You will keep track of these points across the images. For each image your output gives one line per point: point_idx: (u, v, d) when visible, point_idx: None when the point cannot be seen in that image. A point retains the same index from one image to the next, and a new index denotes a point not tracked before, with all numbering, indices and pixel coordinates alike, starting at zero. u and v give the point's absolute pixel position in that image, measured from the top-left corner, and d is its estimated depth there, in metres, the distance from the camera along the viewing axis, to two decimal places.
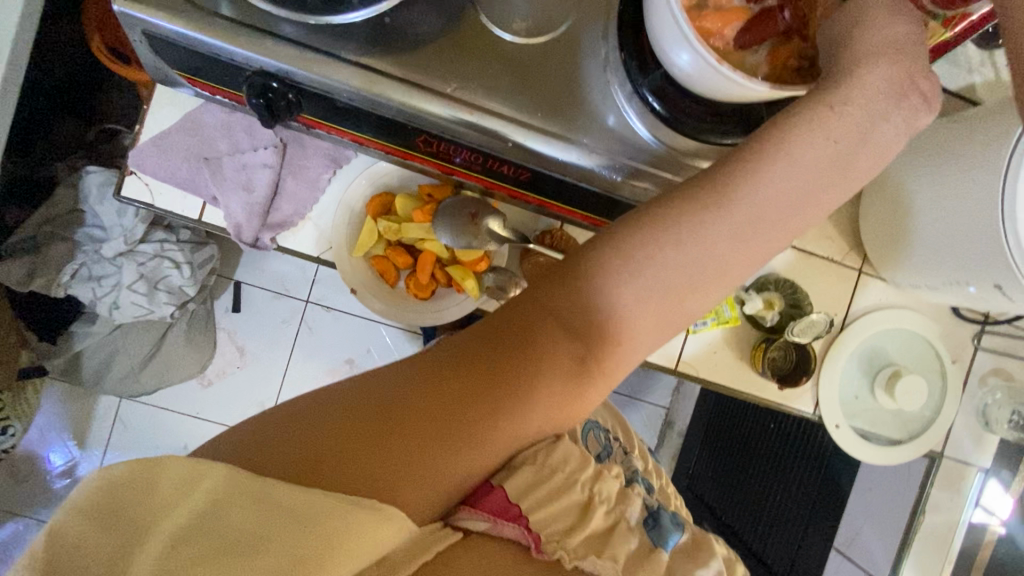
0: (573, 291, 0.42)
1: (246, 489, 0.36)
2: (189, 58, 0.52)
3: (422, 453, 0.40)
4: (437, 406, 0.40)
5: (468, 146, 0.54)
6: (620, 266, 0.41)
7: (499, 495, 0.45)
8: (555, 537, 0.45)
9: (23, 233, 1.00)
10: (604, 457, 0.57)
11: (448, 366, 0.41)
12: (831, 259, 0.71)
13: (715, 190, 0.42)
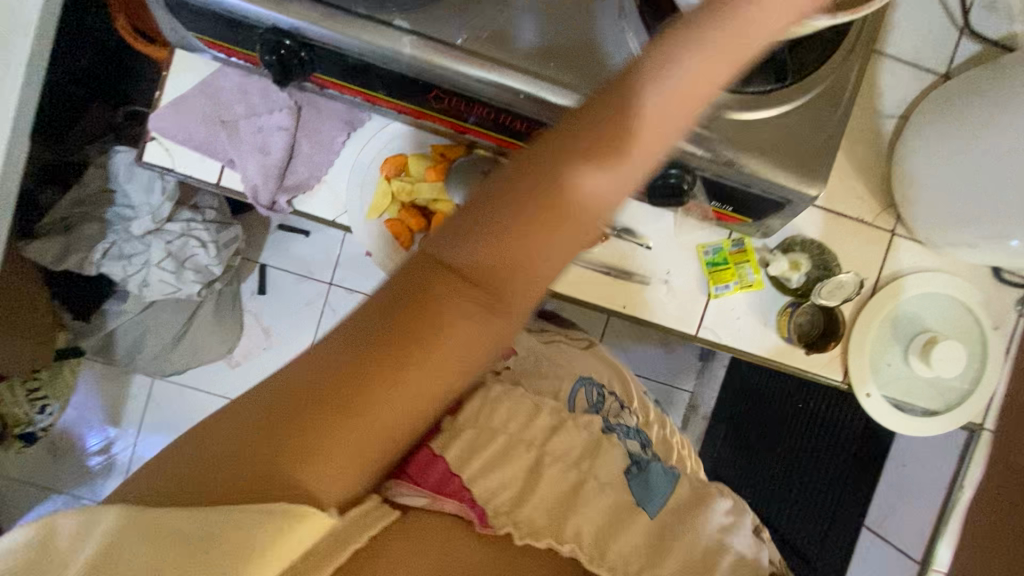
0: (465, 236, 0.35)
1: (142, 530, 0.32)
2: (200, 17, 0.52)
3: (330, 449, 0.35)
4: (331, 395, 0.35)
5: (480, 101, 0.54)
6: (512, 198, 0.35)
7: (437, 469, 0.45)
8: (501, 511, 0.46)
9: (59, 214, 1.05)
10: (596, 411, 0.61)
11: (337, 349, 0.35)
12: (862, 220, 0.67)
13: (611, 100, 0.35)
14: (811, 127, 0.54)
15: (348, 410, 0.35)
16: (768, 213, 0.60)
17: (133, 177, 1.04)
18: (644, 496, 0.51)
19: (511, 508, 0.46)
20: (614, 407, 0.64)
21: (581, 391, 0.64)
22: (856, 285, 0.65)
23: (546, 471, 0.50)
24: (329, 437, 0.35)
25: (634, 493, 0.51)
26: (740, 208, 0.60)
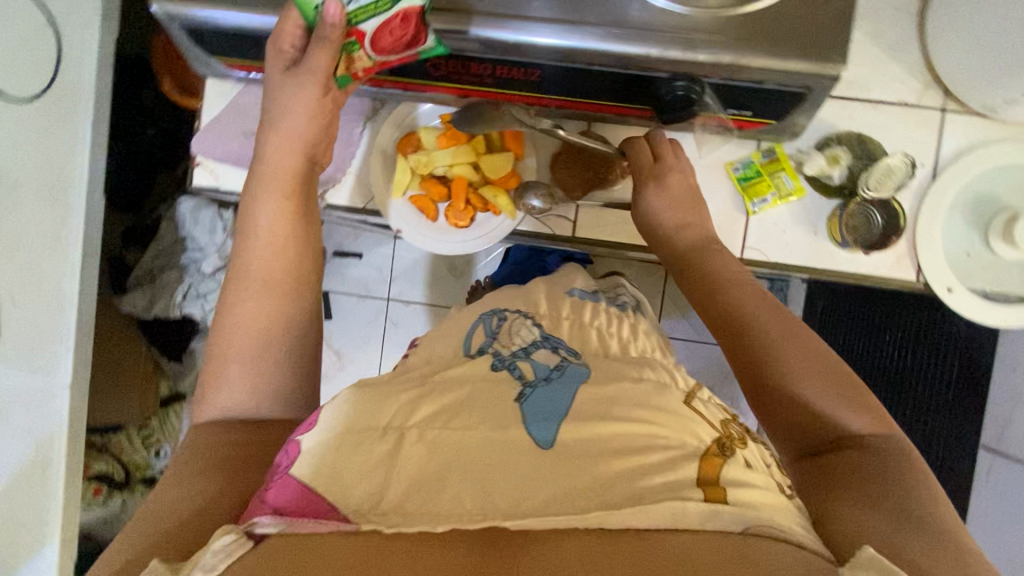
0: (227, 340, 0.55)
1: None
2: (218, 37, 0.57)
3: (153, 535, 0.43)
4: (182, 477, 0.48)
5: (476, 59, 0.55)
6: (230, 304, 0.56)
7: (291, 487, 0.41)
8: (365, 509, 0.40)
9: (144, 268, 1.16)
10: (492, 342, 0.53)
11: (180, 470, 0.50)
12: (904, 103, 0.62)
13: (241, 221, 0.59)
14: (814, 7, 0.51)
15: (164, 512, 0.45)
16: (791, 111, 0.57)
17: (198, 221, 1.12)
18: (537, 429, 0.44)
19: (376, 501, 0.41)
20: (516, 326, 0.56)
21: (477, 327, 0.56)
22: (909, 168, 0.61)
23: (409, 449, 0.43)
24: (152, 530, 0.43)
25: (529, 431, 0.44)
26: (758, 110, 0.57)
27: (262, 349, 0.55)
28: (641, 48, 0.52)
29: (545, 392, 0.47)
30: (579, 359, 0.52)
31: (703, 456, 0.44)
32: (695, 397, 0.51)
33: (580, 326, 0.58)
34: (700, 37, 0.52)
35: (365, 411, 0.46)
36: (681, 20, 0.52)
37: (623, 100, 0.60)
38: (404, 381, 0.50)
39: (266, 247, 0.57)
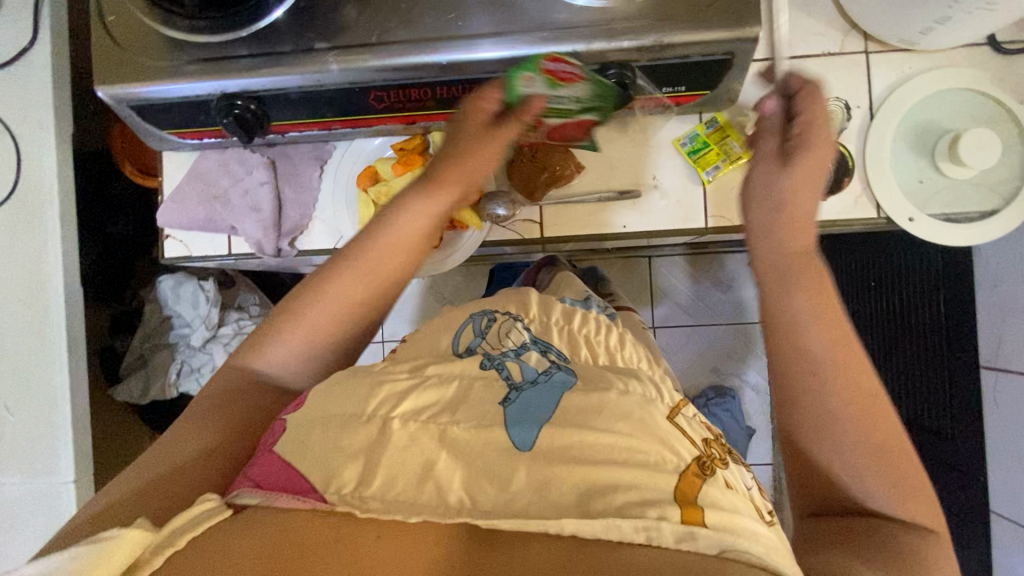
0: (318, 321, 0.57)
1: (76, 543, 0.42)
2: (169, 110, 0.61)
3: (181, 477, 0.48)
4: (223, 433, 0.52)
5: (415, 84, 0.58)
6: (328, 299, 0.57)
7: (272, 467, 0.45)
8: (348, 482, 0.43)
9: (134, 353, 1.16)
10: (483, 338, 0.58)
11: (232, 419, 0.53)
12: (829, 53, 0.65)
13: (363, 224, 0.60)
14: None
15: (175, 460, 0.50)
16: (721, 78, 0.59)
17: (180, 297, 1.14)
18: (517, 433, 0.46)
19: (356, 484, 0.43)
20: (505, 327, 0.60)
21: (467, 326, 0.61)
22: (845, 111, 0.63)
23: (395, 434, 0.46)
24: (178, 472, 0.48)
25: (510, 434, 0.46)
26: (691, 83, 0.59)
27: (328, 338, 0.58)
28: (567, 45, 0.54)
29: (530, 397, 0.49)
30: (567, 363, 0.55)
31: (681, 474, 0.44)
32: (679, 413, 0.51)
33: (569, 332, 0.62)
34: (620, 25, 0.54)
35: (349, 395, 0.49)
36: (599, 12, 0.54)
37: None
38: (391, 368, 0.53)
39: (365, 257, 0.58)
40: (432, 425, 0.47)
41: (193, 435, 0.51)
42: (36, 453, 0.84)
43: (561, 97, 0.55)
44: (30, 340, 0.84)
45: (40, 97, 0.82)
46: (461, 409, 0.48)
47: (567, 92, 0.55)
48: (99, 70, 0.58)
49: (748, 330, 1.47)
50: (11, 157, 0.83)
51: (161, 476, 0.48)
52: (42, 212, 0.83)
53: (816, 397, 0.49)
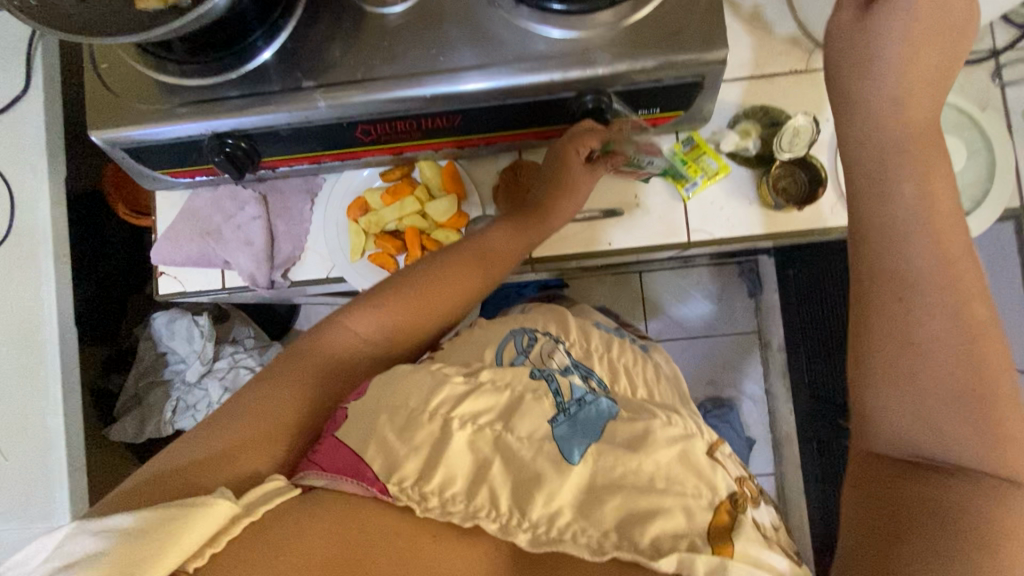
0: (397, 315, 0.59)
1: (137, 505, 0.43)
2: (161, 151, 0.62)
3: (247, 446, 0.48)
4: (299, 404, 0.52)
5: (401, 116, 0.60)
6: (414, 300, 0.60)
7: (340, 454, 0.48)
8: (406, 481, 0.46)
9: (128, 392, 1.16)
10: (524, 358, 0.62)
11: (310, 386, 0.53)
12: (795, 70, 0.68)
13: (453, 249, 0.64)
14: (688, 5, 0.57)
15: (251, 415, 0.50)
16: (695, 99, 0.62)
17: (174, 333, 1.14)
18: (567, 447, 0.51)
19: (417, 479, 0.47)
20: (546, 349, 0.64)
21: (508, 343, 0.65)
22: (813, 125, 0.66)
23: (457, 433, 0.50)
24: (249, 435, 0.48)
25: (558, 447, 0.51)
26: (666, 104, 0.62)
27: (406, 334, 0.60)
28: (545, 74, 0.57)
29: (580, 419, 0.54)
30: (605, 391, 0.61)
31: (716, 509, 0.48)
32: (716, 449, 0.55)
33: (609, 360, 0.69)
34: (595, 53, 0.57)
35: (416, 391, 0.52)
36: (573, 43, 0.57)
37: (544, 125, 0.64)
38: (446, 368, 0.56)
39: (466, 264, 0.62)
40: (487, 430, 0.52)
41: (266, 395, 0.51)
42: (30, 498, 0.83)
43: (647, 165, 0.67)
44: (25, 382, 0.83)
45: (34, 143, 0.84)
46: (517, 417, 0.53)
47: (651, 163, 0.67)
48: (93, 116, 0.60)
49: (742, 341, 1.48)
50: (6, 202, 0.84)
51: (235, 439, 0.48)
52: (36, 255, 0.84)
53: (900, 320, 0.43)
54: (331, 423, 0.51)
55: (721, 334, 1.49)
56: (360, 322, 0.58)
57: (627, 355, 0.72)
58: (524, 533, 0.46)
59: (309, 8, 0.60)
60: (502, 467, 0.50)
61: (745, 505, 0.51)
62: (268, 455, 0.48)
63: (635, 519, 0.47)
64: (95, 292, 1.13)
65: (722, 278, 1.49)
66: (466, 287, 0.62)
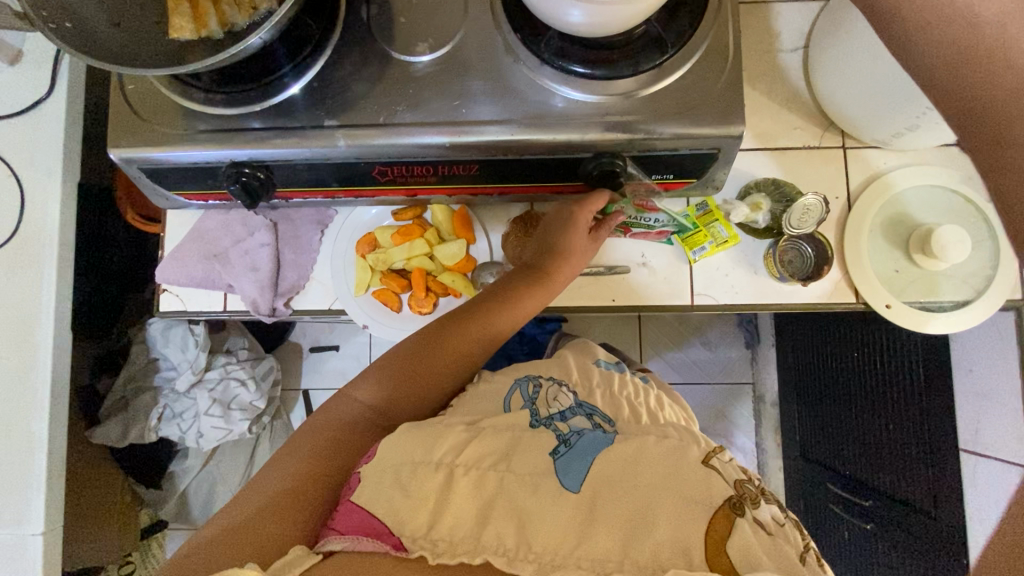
0: (409, 379, 0.62)
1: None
2: (176, 173, 0.62)
3: (272, 513, 0.50)
4: (319, 470, 0.55)
5: (419, 162, 0.61)
6: (423, 362, 0.63)
7: (350, 517, 0.49)
8: (417, 534, 0.47)
9: (115, 395, 1.15)
10: (530, 406, 0.61)
11: (327, 451, 0.56)
12: (808, 145, 0.69)
13: (464, 311, 0.66)
14: (710, 79, 0.58)
15: (273, 489, 0.52)
16: (709, 169, 0.62)
17: (169, 341, 1.13)
18: (568, 476, 0.52)
19: (427, 529, 0.48)
20: (551, 393, 0.63)
21: (515, 392, 0.64)
22: (823, 205, 0.66)
23: (461, 479, 0.52)
24: (273, 504, 0.51)
25: (561, 481, 0.52)
26: (679, 172, 0.62)
27: (418, 394, 0.62)
28: (565, 134, 0.58)
29: (579, 449, 0.55)
30: (612, 425, 0.59)
31: (712, 515, 0.48)
32: (713, 455, 0.54)
33: (612, 394, 0.66)
34: (616, 118, 0.58)
35: (416, 445, 0.54)
36: (593, 107, 0.58)
37: (560, 181, 0.64)
38: (449, 419, 0.58)
39: (473, 320, 0.65)
40: (491, 475, 0.53)
41: (282, 473, 0.54)
42: (5, 503, 0.82)
43: (646, 219, 0.68)
44: (14, 384, 0.83)
45: (51, 147, 0.85)
46: (516, 459, 0.54)
47: (654, 217, 0.68)
48: (115, 134, 0.60)
49: (736, 391, 1.48)
50: (16, 202, 0.84)
51: (259, 510, 0.50)
52: (40, 257, 0.84)
53: None
54: (345, 489, 0.53)
55: (715, 382, 1.48)
56: (373, 389, 0.62)
57: (629, 388, 0.70)
58: (530, 565, 0.46)
59: (338, 47, 0.62)
60: (504, 510, 0.50)
61: (746, 505, 0.50)
62: (289, 526, 0.49)
63: (637, 538, 0.48)
64: (100, 288, 1.11)
65: (721, 326, 1.49)
66: (471, 342, 0.65)
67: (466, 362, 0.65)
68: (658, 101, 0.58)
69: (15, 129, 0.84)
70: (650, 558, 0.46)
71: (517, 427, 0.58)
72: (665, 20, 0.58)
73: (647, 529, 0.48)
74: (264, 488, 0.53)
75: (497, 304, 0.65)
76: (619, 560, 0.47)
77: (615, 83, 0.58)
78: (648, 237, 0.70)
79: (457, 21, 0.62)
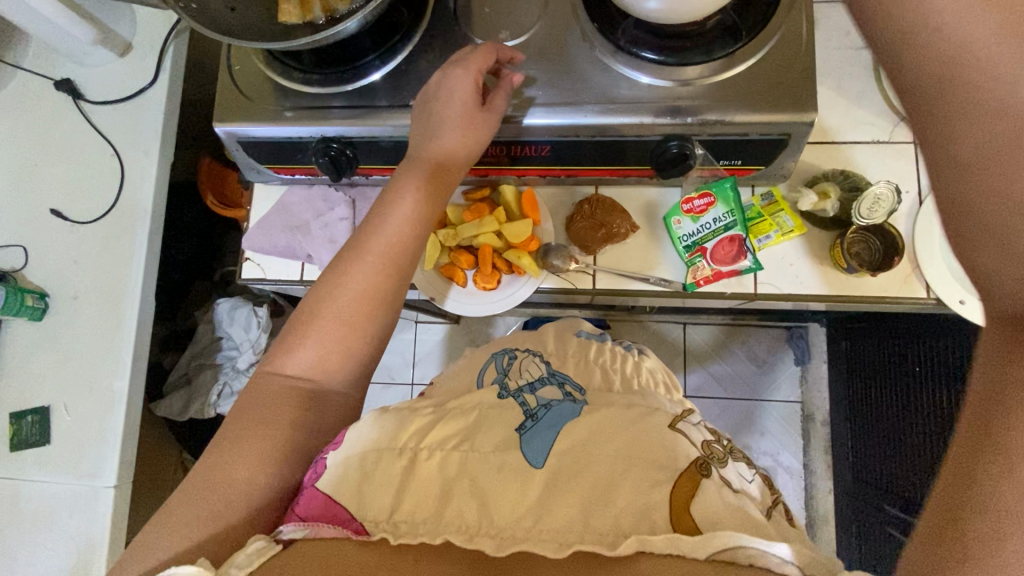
0: (327, 329, 0.59)
1: (166, 526, 0.47)
2: (270, 148, 0.68)
3: (226, 507, 0.49)
4: (264, 448, 0.53)
5: (494, 141, 0.64)
6: (330, 308, 0.59)
7: (316, 502, 0.50)
8: (380, 517, 0.49)
9: (179, 371, 1.21)
10: (502, 378, 0.66)
11: (255, 424, 0.54)
12: (879, 140, 0.70)
13: (367, 242, 0.62)
14: (780, 67, 0.60)
15: (222, 486, 0.50)
16: (777, 156, 0.63)
17: (234, 320, 1.19)
18: (532, 453, 0.54)
19: (390, 512, 0.50)
20: (524, 364, 0.69)
21: (490, 366, 0.70)
22: (895, 194, 0.65)
23: (424, 463, 0.53)
24: (245, 493, 0.50)
25: (523, 453, 0.54)
26: (748, 159, 0.64)
27: (350, 334, 0.59)
28: (637, 119, 0.60)
29: (544, 422, 0.57)
30: (582, 395, 0.62)
31: (678, 478, 0.50)
32: (679, 419, 0.58)
33: (586, 363, 0.70)
34: (684, 103, 0.60)
35: (383, 431, 0.55)
36: (664, 90, 0.61)
37: (645, 164, 0.66)
38: (414, 406, 0.61)
39: (370, 269, 0.61)
40: (454, 453, 0.54)
41: (270, 429, 0.54)
42: (84, 453, 0.87)
43: (704, 225, 0.68)
44: (103, 342, 0.89)
45: (151, 129, 0.92)
46: (493, 437, 0.56)
47: (710, 219, 0.68)
48: (221, 109, 0.66)
49: (788, 411, 1.44)
50: (117, 177, 0.92)
51: (237, 472, 0.51)
52: (134, 230, 0.91)
53: None
54: (310, 473, 0.53)
55: (760, 399, 1.45)
56: (288, 347, 0.59)
57: (605, 354, 0.73)
58: (491, 539, 0.47)
59: (424, 36, 0.66)
60: (465, 489, 0.51)
61: (711, 464, 0.54)
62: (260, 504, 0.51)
63: (599, 510, 0.49)
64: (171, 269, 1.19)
65: (769, 340, 1.46)
66: (368, 291, 0.60)
67: (373, 310, 0.60)
68: (728, 87, 0.60)
69: (121, 112, 0.93)
70: (611, 526, 0.47)
71: (483, 405, 0.60)
72: (739, 12, 0.61)
73: (610, 499, 0.49)
74: (260, 430, 0.54)
75: (411, 226, 0.62)
76: (582, 533, 0.47)
77: (687, 69, 0.60)
78: (726, 275, 0.68)
79: (536, 13, 0.65)
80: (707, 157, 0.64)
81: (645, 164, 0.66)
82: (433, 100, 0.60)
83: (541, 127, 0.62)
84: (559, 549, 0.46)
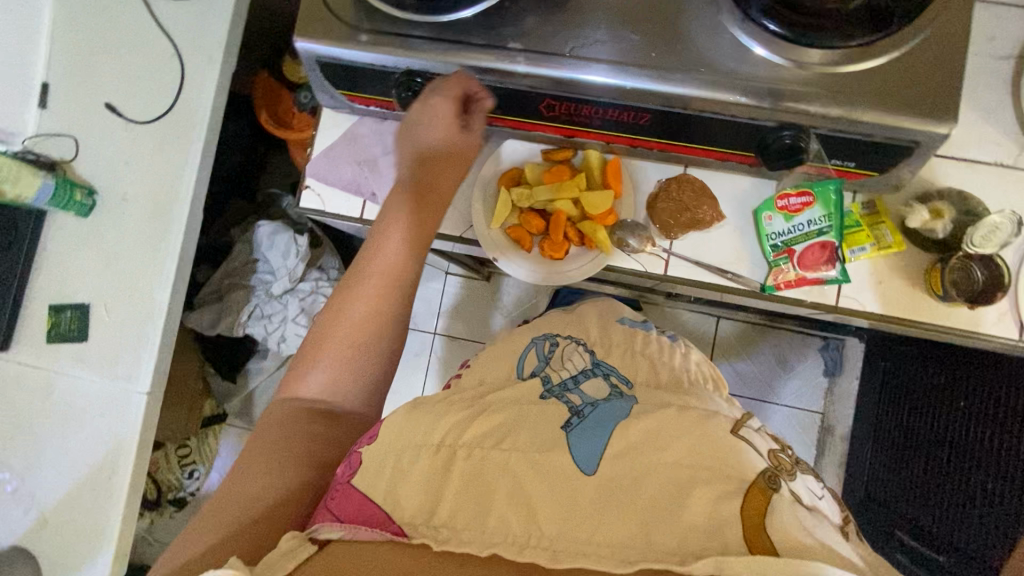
0: (336, 349, 0.62)
1: (197, 537, 0.49)
2: (347, 73, 0.63)
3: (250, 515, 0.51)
4: (276, 464, 0.56)
5: (590, 102, 0.59)
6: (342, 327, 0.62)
7: (352, 499, 0.49)
8: (418, 521, 0.48)
9: (212, 286, 1.20)
10: (545, 364, 0.65)
11: (267, 446, 0.58)
12: (1001, 163, 0.64)
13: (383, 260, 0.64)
14: (925, 67, 0.54)
15: (242, 500, 0.52)
16: (895, 164, 0.58)
17: (273, 244, 1.16)
18: (585, 459, 0.51)
19: (428, 517, 0.48)
20: (567, 351, 0.67)
21: (531, 350, 0.68)
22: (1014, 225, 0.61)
23: (461, 463, 0.52)
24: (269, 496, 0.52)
25: (575, 459, 0.51)
26: (862, 161, 0.58)
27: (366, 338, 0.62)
28: (754, 102, 0.55)
29: (591, 422, 0.55)
30: (629, 388, 0.62)
31: (747, 489, 0.48)
32: (742, 426, 0.57)
33: (635, 354, 0.69)
34: (811, 92, 0.54)
35: (421, 426, 0.55)
36: (789, 72, 0.55)
37: (748, 150, 0.61)
38: (452, 403, 0.61)
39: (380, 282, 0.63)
40: (497, 453, 0.53)
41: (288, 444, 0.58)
42: (122, 353, 0.87)
43: (796, 226, 0.64)
44: (147, 245, 0.88)
45: (217, 32, 0.88)
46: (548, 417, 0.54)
47: (804, 221, 0.64)
48: (302, 23, 0.60)
49: (806, 420, 1.42)
50: (176, 81, 0.88)
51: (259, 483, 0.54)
52: (189, 138, 0.88)
53: None
54: (346, 467, 0.53)
55: (784, 407, 1.42)
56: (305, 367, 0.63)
57: (655, 346, 0.72)
58: (544, 552, 0.45)
59: None
60: (510, 485, 0.50)
61: (779, 477, 0.51)
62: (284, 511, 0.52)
63: (660, 524, 0.46)
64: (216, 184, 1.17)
65: (801, 348, 1.42)
66: (377, 304, 0.63)
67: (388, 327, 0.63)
68: (862, 79, 0.54)
69: (186, 10, 0.88)
70: (677, 543, 0.44)
71: (522, 403, 0.59)
72: None
73: (671, 513, 0.47)
74: None
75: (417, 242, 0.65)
76: (644, 550, 0.44)
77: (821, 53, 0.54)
78: (809, 281, 0.65)
79: None
80: (819, 154, 0.58)
81: (750, 150, 0.61)
82: (416, 121, 0.63)
83: (647, 95, 0.56)
84: (621, 564, 0.43)
